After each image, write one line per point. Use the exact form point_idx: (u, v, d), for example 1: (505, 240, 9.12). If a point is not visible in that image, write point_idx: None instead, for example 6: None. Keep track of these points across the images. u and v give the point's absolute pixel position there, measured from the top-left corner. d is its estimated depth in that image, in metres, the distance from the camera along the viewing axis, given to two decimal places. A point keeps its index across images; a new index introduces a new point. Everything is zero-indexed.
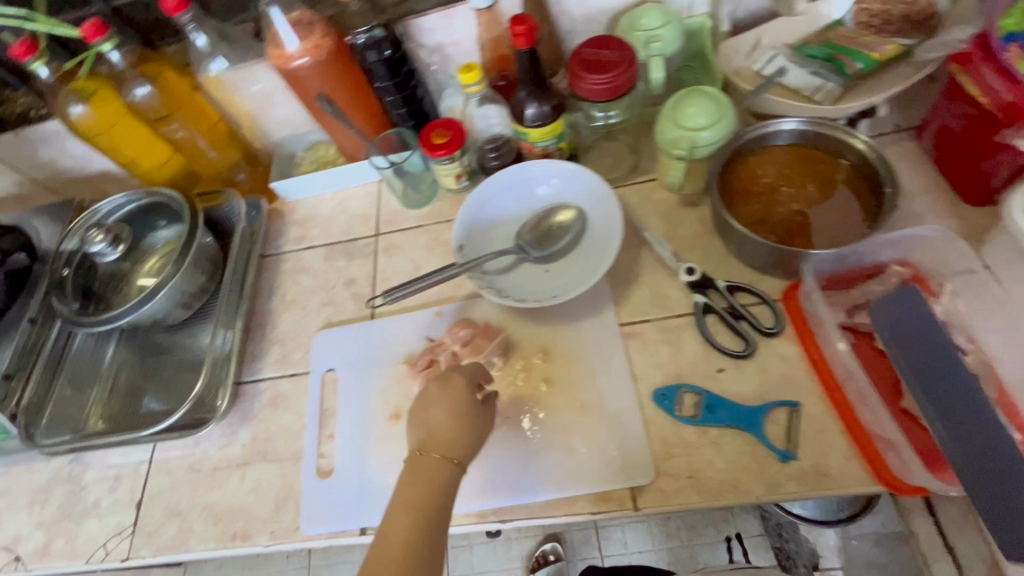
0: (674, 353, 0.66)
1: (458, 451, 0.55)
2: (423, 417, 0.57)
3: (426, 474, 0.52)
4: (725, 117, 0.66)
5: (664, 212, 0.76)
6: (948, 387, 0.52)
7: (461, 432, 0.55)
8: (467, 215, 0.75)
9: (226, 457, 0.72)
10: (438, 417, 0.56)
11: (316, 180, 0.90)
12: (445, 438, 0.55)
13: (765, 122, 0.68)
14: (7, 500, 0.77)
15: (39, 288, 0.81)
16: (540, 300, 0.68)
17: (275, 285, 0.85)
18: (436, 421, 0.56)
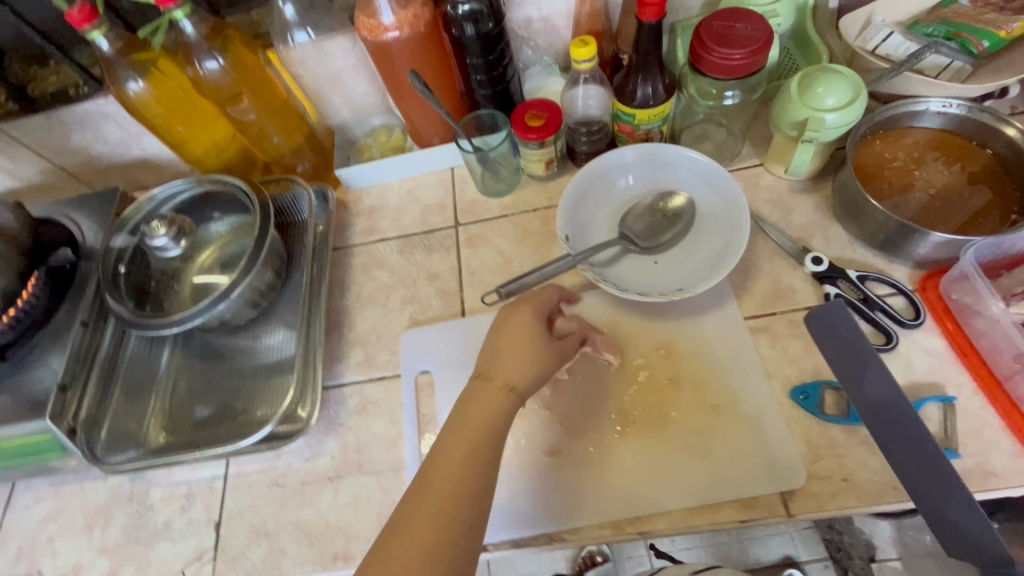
0: (808, 348, 0.62)
1: (494, 420, 0.51)
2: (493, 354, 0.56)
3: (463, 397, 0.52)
4: (858, 100, 0.62)
5: (775, 199, 0.72)
6: (894, 422, 0.42)
7: (498, 399, 0.53)
8: (570, 203, 0.70)
9: (314, 470, 0.66)
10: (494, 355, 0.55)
11: (384, 167, 0.83)
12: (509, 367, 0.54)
13: (905, 102, 0.65)
14: (62, 523, 0.69)
15: (89, 288, 0.73)
16: (667, 294, 0.62)
17: (347, 281, 0.78)
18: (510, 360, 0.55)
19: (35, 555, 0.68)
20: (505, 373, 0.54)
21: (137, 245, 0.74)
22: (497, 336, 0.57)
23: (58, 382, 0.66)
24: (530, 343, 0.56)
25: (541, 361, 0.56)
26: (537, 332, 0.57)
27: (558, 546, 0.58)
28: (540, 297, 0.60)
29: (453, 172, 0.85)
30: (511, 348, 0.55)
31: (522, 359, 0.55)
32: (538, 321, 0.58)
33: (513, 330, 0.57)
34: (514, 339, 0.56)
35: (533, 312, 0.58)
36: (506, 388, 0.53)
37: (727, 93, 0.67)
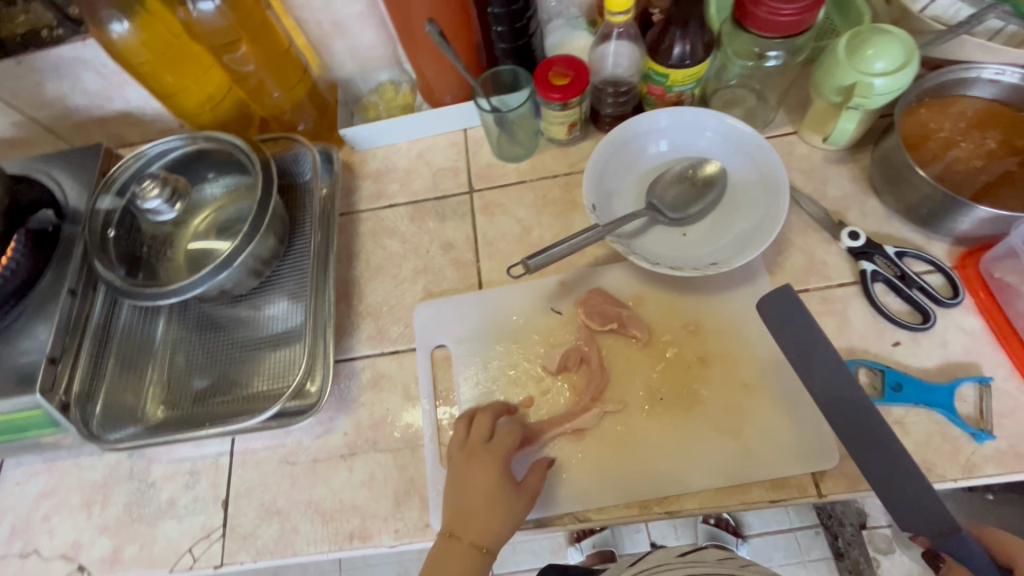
0: (842, 325, 0.60)
1: (466, 567, 0.52)
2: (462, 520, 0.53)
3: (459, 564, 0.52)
4: (909, 63, 0.58)
5: (809, 170, 0.68)
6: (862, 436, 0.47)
7: (467, 555, 0.52)
8: (597, 170, 0.65)
9: (326, 447, 0.63)
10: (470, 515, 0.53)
11: (393, 127, 0.77)
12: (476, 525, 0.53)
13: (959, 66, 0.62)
14: (58, 501, 0.66)
15: (75, 254, 0.68)
16: (703, 268, 0.59)
17: (355, 249, 0.74)
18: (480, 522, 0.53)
19: (31, 533, 0.65)
20: (472, 532, 0.52)
21: (126, 207, 0.69)
22: (455, 496, 0.54)
23: (47, 354, 0.62)
24: (493, 504, 0.53)
25: (503, 505, 0.53)
26: (488, 461, 0.55)
27: (585, 525, 0.57)
28: (480, 435, 0.57)
29: (466, 134, 0.79)
30: (469, 508, 0.53)
31: (489, 514, 0.53)
32: (500, 466, 0.55)
33: (469, 480, 0.54)
34: (474, 502, 0.53)
35: (491, 458, 0.55)
36: (468, 545, 0.52)
37: (769, 54, 0.63)
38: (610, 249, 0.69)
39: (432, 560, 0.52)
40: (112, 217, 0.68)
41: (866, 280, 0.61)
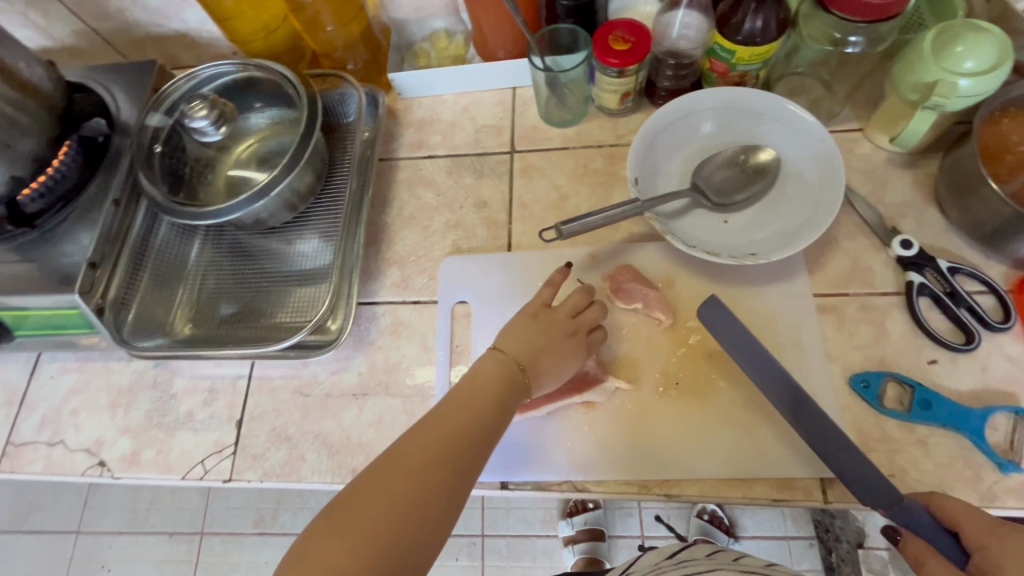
0: (877, 335, 0.58)
1: (501, 386, 0.50)
2: (519, 324, 0.55)
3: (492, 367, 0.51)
4: (1000, 69, 0.53)
5: (869, 171, 0.65)
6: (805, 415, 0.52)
7: (515, 387, 0.51)
8: (645, 143, 0.63)
9: (339, 384, 0.65)
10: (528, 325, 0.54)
11: (442, 77, 0.76)
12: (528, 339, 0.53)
13: None
14: (86, 399, 0.69)
15: (121, 165, 0.69)
16: (740, 258, 0.57)
17: (389, 196, 0.74)
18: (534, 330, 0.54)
19: (59, 425, 0.68)
20: (534, 367, 0.52)
21: (173, 126, 0.70)
22: (529, 334, 0.54)
23: (88, 258, 0.63)
24: (558, 352, 0.54)
25: (562, 363, 0.54)
26: (569, 331, 0.55)
27: (582, 495, 0.57)
28: (574, 305, 0.57)
29: (514, 93, 0.77)
30: (540, 347, 0.53)
31: (551, 360, 0.53)
32: (580, 336, 0.56)
33: (541, 333, 0.54)
34: (543, 345, 0.53)
35: (577, 327, 0.56)
36: (521, 375, 0.51)
37: (849, 40, 0.59)
38: (646, 227, 0.67)
39: (487, 373, 0.50)
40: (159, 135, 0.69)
41: (912, 293, 0.58)
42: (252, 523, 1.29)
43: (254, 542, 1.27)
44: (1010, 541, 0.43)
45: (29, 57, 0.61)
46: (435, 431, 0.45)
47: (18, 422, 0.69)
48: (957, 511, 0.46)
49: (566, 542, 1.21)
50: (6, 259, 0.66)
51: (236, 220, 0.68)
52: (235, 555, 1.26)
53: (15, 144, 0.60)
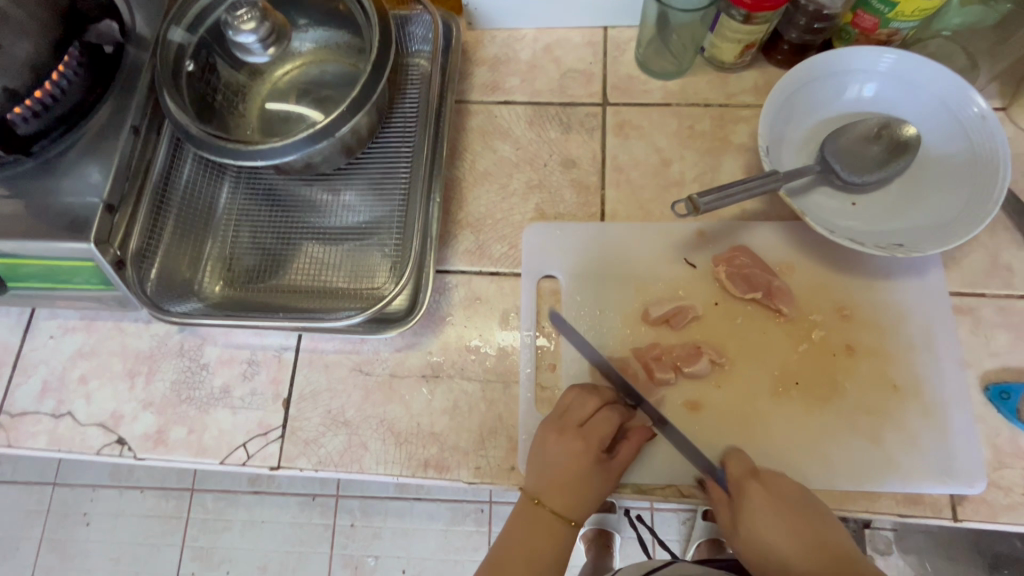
0: (1016, 342, 0.53)
1: (550, 540, 0.50)
2: (546, 471, 0.50)
3: (540, 528, 0.50)
4: None
5: (1015, 157, 0.58)
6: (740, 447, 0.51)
7: (552, 526, 0.50)
8: (777, 106, 0.54)
9: (405, 364, 0.56)
10: (558, 473, 0.50)
11: (527, 5, 0.64)
12: (563, 489, 0.50)
13: None
14: (96, 364, 0.59)
15: (139, 86, 0.57)
16: (886, 248, 0.50)
17: (459, 146, 0.63)
18: (568, 476, 0.50)
19: (65, 394, 0.58)
20: (561, 503, 0.49)
21: (203, 40, 0.57)
22: (545, 465, 0.50)
23: (106, 199, 0.53)
24: (581, 481, 0.50)
25: (589, 488, 0.50)
26: (580, 447, 0.49)
27: (687, 501, 0.51)
28: (576, 414, 0.51)
29: (606, 33, 0.67)
30: (558, 481, 0.50)
31: (576, 492, 0.49)
32: (593, 449, 0.50)
33: (554, 460, 0.50)
34: (562, 476, 0.50)
35: (585, 445, 0.49)
36: (551, 513, 0.50)
37: None
38: (760, 204, 0.59)
39: (518, 520, 0.50)
40: (185, 53, 0.56)
41: None
42: (247, 481, 1.15)
43: (249, 501, 1.13)
44: (760, 497, 0.48)
45: None
46: None
47: (13, 388, 0.59)
48: (736, 472, 0.49)
49: None
50: None
51: (281, 165, 0.57)
52: (230, 513, 1.13)
53: (9, 48, 0.47)
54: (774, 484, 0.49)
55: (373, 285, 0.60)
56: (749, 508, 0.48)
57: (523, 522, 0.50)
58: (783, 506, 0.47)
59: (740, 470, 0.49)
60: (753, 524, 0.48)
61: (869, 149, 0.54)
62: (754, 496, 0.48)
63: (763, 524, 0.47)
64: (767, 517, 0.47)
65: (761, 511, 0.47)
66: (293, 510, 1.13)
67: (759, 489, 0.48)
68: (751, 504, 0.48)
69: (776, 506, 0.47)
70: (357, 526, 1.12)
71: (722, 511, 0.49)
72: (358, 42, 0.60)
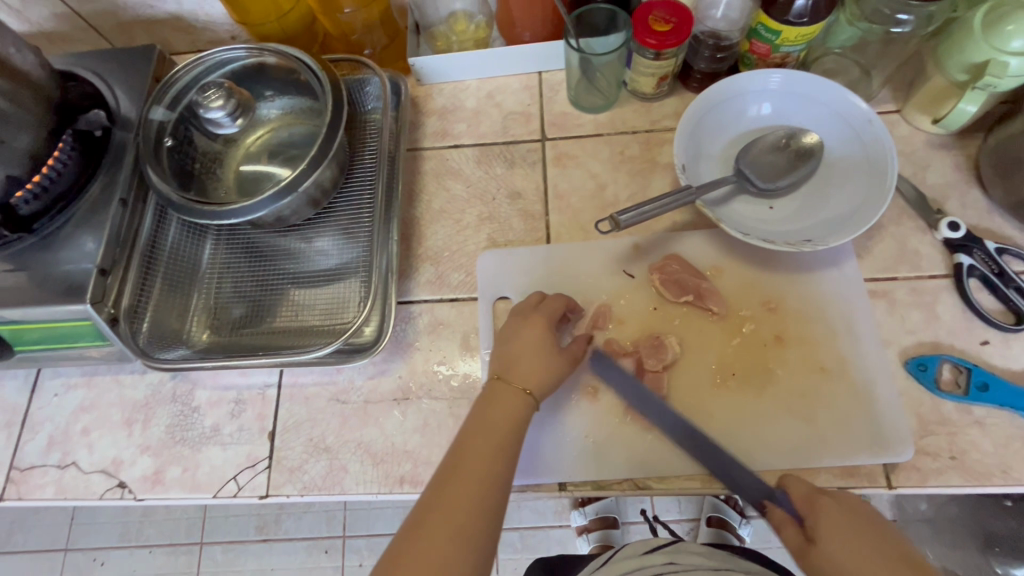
0: (929, 319, 0.58)
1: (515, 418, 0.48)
2: (502, 353, 0.53)
3: (510, 399, 0.49)
4: None
5: (913, 153, 0.64)
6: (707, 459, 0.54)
7: (516, 400, 0.49)
8: (689, 129, 0.61)
9: (378, 390, 0.62)
10: (513, 352, 0.52)
11: (466, 61, 0.72)
12: (523, 363, 0.52)
13: None
14: (97, 416, 0.64)
15: (126, 163, 0.64)
16: (795, 245, 0.56)
17: (416, 189, 0.70)
18: (521, 353, 0.52)
19: (69, 446, 0.63)
20: (521, 374, 0.51)
21: (180, 117, 0.65)
22: (503, 348, 0.53)
23: (98, 265, 0.59)
24: (539, 346, 0.53)
25: (547, 364, 0.52)
26: (537, 320, 0.54)
27: (643, 493, 0.55)
28: (530, 304, 0.57)
29: (541, 77, 0.74)
30: (516, 352, 0.52)
31: (537, 358, 0.52)
32: (547, 322, 0.54)
33: (512, 338, 0.53)
34: (521, 346, 0.52)
35: (541, 319, 0.54)
36: (517, 386, 0.50)
37: (898, 18, 0.59)
38: (689, 215, 0.65)
39: (483, 400, 0.50)
40: (165, 131, 0.64)
41: (962, 276, 0.58)
42: (254, 530, 1.18)
43: (257, 550, 1.16)
44: (832, 511, 0.45)
45: (20, 44, 0.55)
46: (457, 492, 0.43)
47: (22, 445, 0.64)
48: (799, 491, 0.48)
49: (579, 531, 1.13)
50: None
51: (255, 220, 0.64)
52: (239, 564, 1.15)
53: (11, 141, 0.54)
54: (845, 500, 0.46)
55: (344, 320, 0.65)
56: (826, 520, 0.44)
57: (489, 394, 0.50)
58: (855, 518, 0.44)
59: (802, 488, 0.48)
60: (826, 539, 0.43)
61: (776, 161, 0.60)
62: (826, 507, 0.45)
63: (842, 535, 0.43)
64: (845, 532, 0.43)
65: (831, 521, 0.44)
66: (301, 554, 1.15)
67: (832, 504, 0.45)
68: (822, 514, 0.45)
69: (852, 519, 0.44)
70: (365, 566, 1.14)
71: (790, 531, 0.46)
72: (316, 105, 0.68)
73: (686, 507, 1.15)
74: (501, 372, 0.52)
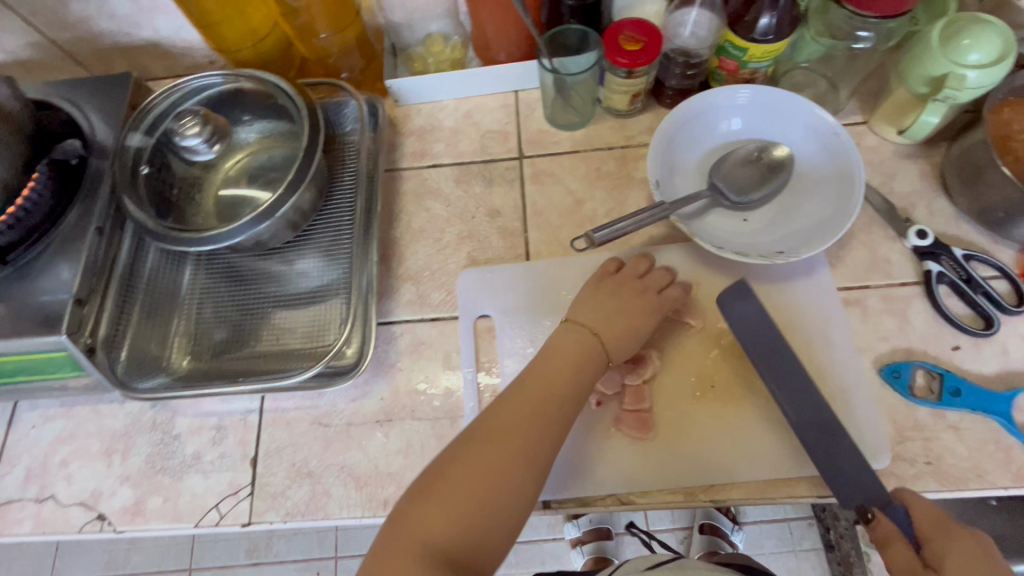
0: (901, 326, 0.59)
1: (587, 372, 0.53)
2: (596, 302, 0.57)
3: (589, 354, 0.54)
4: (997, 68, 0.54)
5: (880, 163, 0.66)
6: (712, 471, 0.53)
7: (596, 356, 0.54)
8: (661, 145, 0.62)
9: (360, 412, 0.61)
10: (610, 307, 0.57)
11: (443, 82, 0.73)
12: (614, 321, 0.56)
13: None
14: (76, 447, 0.63)
15: (102, 191, 0.64)
16: (768, 257, 0.57)
17: (396, 209, 0.70)
18: (616, 312, 0.56)
19: (47, 478, 0.62)
20: (614, 335, 0.55)
21: (156, 145, 0.65)
22: (602, 302, 0.57)
23: (74, 294, 0.59)
24: (632, 312, 0.56)
25: (634, 329, 0.56)
26: (636, 289, 0.58)
27: (627, 508, 0.56)
28: (636, 271, 0.60)
29: (517, 96, 0.75)
30: (609, 316, 0.56)
31: (627, 322, 0.56)
32: (650, 295, 0.58)
33: (612, 300, 0.57)
34: (615, 309, 0.56)
35: (645, 291, 0.58)
36: (603, 347, 0.55)
37: (858, 35, 0.61)
38: (665, 229, 0.66)
39: (573, 343, 0.54)
40: (141, 159, 0.64)
41: (931, 283, 0.59)
42: (244, 554, 1.16)
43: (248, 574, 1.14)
44: (968, 545, 0.44)
45: None
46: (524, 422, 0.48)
47: None
48: (924, 515, 0.47)
49: (573, 544, 1.13)
50: None
51: (234, 245, 0.64)
52: None
53: None
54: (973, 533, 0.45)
55: (326, 342, 0.65)
56: (953, 552, 0.43)
57: (568, 340, 0.55)
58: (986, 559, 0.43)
59: (929, 514, 0.47)
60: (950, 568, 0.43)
61: (748, 175, 0.62)
62: (960, 539, 0.44)
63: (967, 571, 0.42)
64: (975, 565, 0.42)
65: (960, 552, 0.43)
66: None
67: (963, 539, 0.44)
68: (953, 543, 0.44)
69: (983, 561, 0.43)
70: None
71: (899, 548, 0.45)
72: (294, 128, 0.68)
73: (679, 516, 1.15)
74: (586, 323, 0.56)
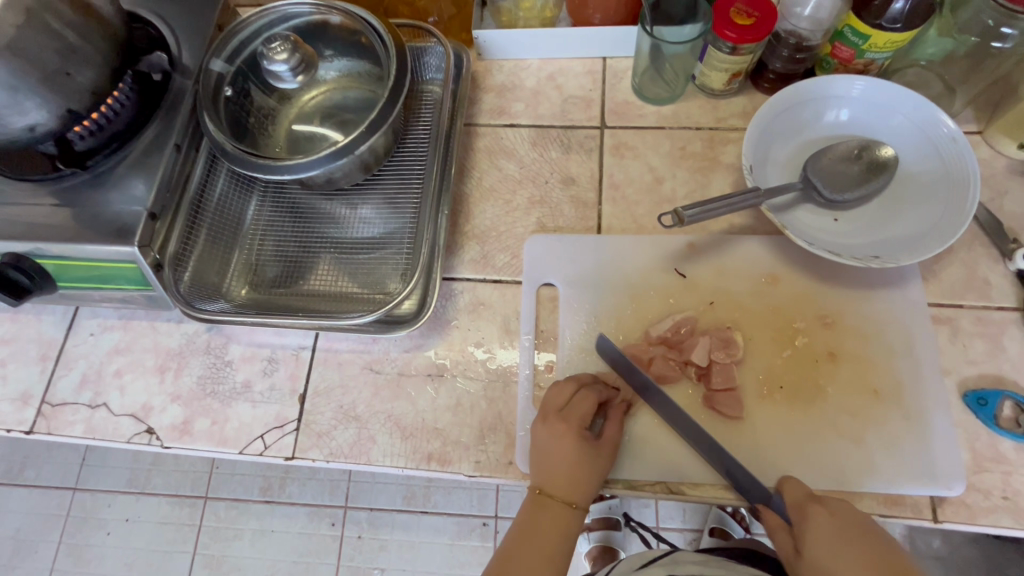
0: (993, 351, 0.55)
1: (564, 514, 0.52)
2: (542, 463, 0.52)
3: (555, 518, 0.52)
4: None
5: (992, 177, 0.61)
6: None
7: (556, 513, 0.52)
8: (760, 129, 0.59)
9: (413, 363, 0.61)
10: (552, 471, 0.52)
11: (532, 39, 0.70)
12: (564, 481, 0.52)
13: None
14: (130, 359, 0.64)
15: (182, 109, 0.64)
16: (863, 260, 0.53)
17: (468, 165, 0.69)
18: (559, 476, 0.52)
19: (102, 386, 0.63)
20: (563, 490, 0.52)
21: (240, 69, 0.64)
22: (542, 461, 0.53)
23: (149, 208, 0.58)
24: (577, 467, 0.51)
25: (587, 472, 0.52)
26: (563, 428, 0.52)
27: (675, 498, 0.53)
28: (554, 403, 0.54)
29: (605, 63, 0.72)
30: (557, 471, 0.52)
31: (575, 478, 0.51)
32: (579, 429, 0.52)
33: (548, 452, 0.52)
34: (560, 469, 0.52)
35: (567, 427, 0.52)
36: (556, 499, 0.52)
37: (1000, 31, 0.57)
38: (747, 219, 0.63)
39: (526, 515, 0.52)
40: (224, 80, 0.63)
41: None
42: (258, 491, 1.18)
43: (260, 510, 1.16)
44: (821, 518, 0.47)
45: None
46: (525, 561, 0.51)
47: (55, 380, 0.64)
48: (795, 495, 0.50)
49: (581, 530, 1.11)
50: (46, 202, 0.59)
51: (306, 180, 0.63)
52: (240, 522, 1.16)
53: (76, 75, 0.53)
54: (835, 506, 0.49)
55: (385, 291, 0.64)
56: (811, 529, 0.47)
57: (531, 509, 0.52)
58: (846, 528, 0.47)
59: (797, 493, 0.50)
60: (810, 543, 0.47)
61: (850, 172, 0.58)
62: (812, 516, 0.48)
63: (828, 543, 0.46)
64: (829, 538, 0.46)
65: (820, 532, 0.47)
66: (302, 520, 1.15)
67: (821, 512, 0.48)
68: (810, 523, 0.47)
69: (841, 532, 0.47)
70: (364, 538, 1.13)
71: (782, 535, 0.49)
72: (376, 70, 0.66)
73: (690, 517, 1.12)
74: (544, 485, 0.52)
